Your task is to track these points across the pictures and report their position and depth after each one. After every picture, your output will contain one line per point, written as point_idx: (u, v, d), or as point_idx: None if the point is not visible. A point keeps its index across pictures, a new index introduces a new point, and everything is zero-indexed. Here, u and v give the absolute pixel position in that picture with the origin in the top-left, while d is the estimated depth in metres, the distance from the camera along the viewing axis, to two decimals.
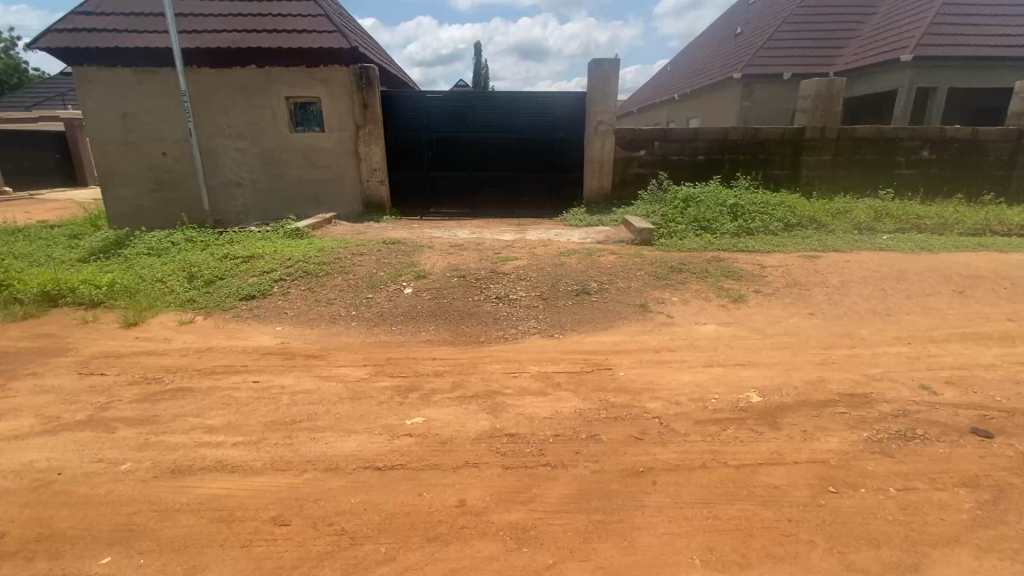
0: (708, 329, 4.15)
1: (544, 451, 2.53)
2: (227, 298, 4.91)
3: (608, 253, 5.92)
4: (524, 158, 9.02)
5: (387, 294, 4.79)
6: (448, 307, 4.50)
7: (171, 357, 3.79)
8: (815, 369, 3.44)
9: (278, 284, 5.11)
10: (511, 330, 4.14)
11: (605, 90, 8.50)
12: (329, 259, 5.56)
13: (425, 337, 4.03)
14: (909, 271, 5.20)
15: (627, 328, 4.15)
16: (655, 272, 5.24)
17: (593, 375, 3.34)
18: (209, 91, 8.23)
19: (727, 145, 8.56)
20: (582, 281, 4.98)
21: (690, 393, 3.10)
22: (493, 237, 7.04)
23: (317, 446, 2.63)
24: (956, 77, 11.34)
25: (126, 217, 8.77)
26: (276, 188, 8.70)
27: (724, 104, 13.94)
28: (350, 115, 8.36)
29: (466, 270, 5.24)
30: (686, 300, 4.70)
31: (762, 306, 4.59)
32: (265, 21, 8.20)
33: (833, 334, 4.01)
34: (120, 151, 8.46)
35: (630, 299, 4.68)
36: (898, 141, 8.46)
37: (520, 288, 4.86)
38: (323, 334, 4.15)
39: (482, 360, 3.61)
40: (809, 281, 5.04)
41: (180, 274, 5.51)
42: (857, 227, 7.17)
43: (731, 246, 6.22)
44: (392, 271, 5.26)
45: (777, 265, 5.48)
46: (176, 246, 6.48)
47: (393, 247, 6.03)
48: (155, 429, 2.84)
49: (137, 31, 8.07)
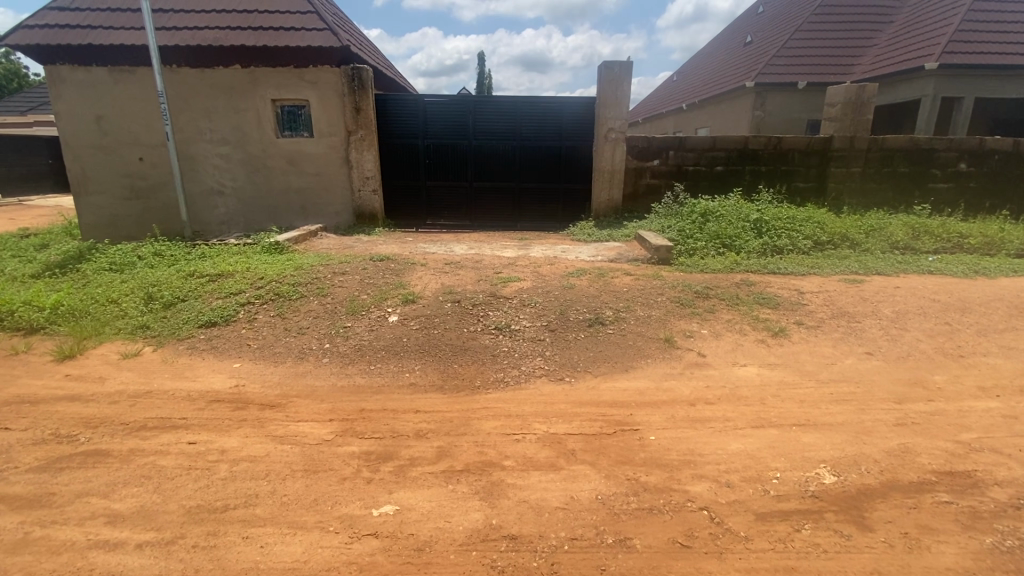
0: (749, 373, 3.46)
1: (556, 567, 1.84)
2: (184, 325, 4.25)
3: (623, 274, 5.26)
4: (528, 165, 8.37)
5: (368, 322, 4.11)
6: (439, 340, 3.79)
7: (97, 405, 3.11)
8: (891, 433, 2.75)
9: (245, 309, 4.44)
10: (513, 372, 3.44)
11: (617, 94, 7.87)
12: (307, 279, 4.88)
13: (407, 380, 3.34)
14: (972, 300, 4.50)
15: (651, 371, 3.45)
16: (678, 298, 4.57)
17: (615, 440, 2.64)
18: (189, 92, 7.64)
19: (747, 155, 7.92)
20: (594, 308, 4.29)
21: (743, 470, 2.41)
22: (493, 253, 6.37)
23: (247, 552, 1.94)
24: (984, 87, 10.73)
25: (99, 228, 8.15)
26: (261, 198, 8.07)
27: (737, 112, 13.35)
28: (342, 119, 7.74)
29: (462, 293, 4.54)
30: (718, 334, 4.00)
31: (809, 343, 3.89)
32: (251, 18, 7.61)
33: (903, 382, 3.32)
34: (94, 156, 7.85)
35: (653, 332, 3.99)
36: (933, 153, 7.81)
37: (523, 315, 4.18)
38: (287, 374, 3.46)
39: (476, 414, 2.92)
40: (858, 312, 4.35)
41: (137, 294, 4.86)
42: (895, 247, 6.48)
43: (762, 267, 5.55)
44: (376, 293, 4.59)
45: (816, 291, 4.81)
46: (141, 261, 5.81)
47: (381, 265, 5.37)
48: (43, 517, 2.18)
49: (112, 27, 7.49)
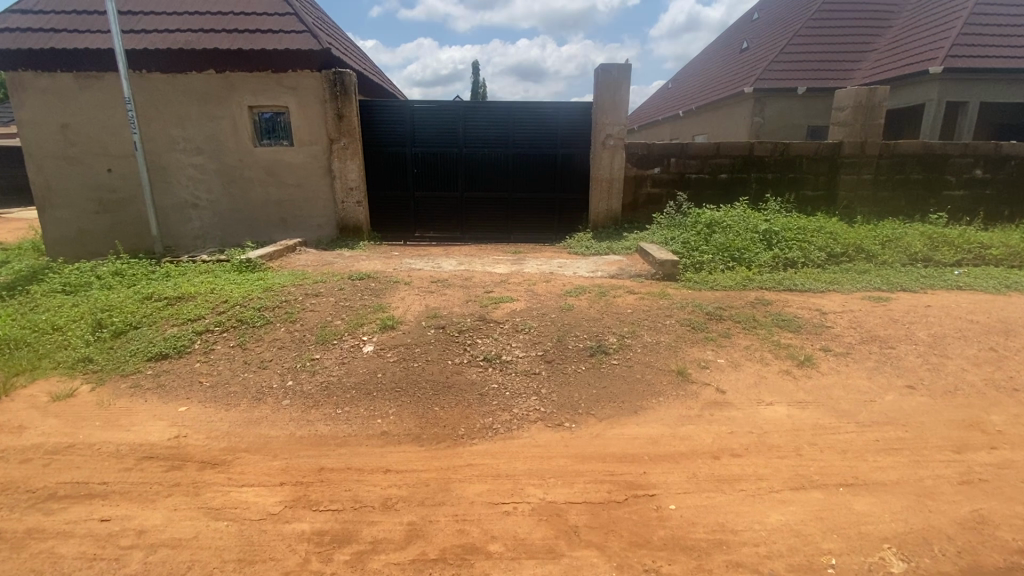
0: (778, 414, 2.96)
1: None
2: (132, 358, 3.75)
3: (626, 293, 4.79)
4: (522, 174, 7.93)
5: (340, 354, 3.61)
6: (417, 376, 3.28)
7: (4, 466, 2.59)
8: (958, 495, 2.28)
9: (202, 338, 3.94)
10: (503, 415, 2.93)
11: (614, 99, 7.46)
12: (275, 302, 4.39)
13: (378, 427, 2.83)
14: (1014, 320, 4.06)
15: (665, 414, 2.96)
16: (688, 320, 4.11)
17: (628, 511, 2.15)
18: (160, 98, 7.14)
19: (752, 162, 7.51)
20: (595, 334, 3.81)
21: (788, 555, 1.93)
22: (484, 269, 5.91)
23: None
24: (990, 91, 10.42)
25: (64, 243, 7.62)
26: (239, 211, 7.58)
27: (735, 119, 13.00)
28: (323, 127, 7.28)
29: (447, 317, 4.05)
30: (736, 364, 3.53)
31: (841, 375, 3.41)
32: (226, 21, 7.17)
33: (959, 425, 2.86)
34: (58, 168, 7.34)
35: (663, 362, 3.51)
36: (947, 158, 7.43)
37: (515, 343, 3.70)
38: (238, 421, 2.94)
39: (458, 474, 2.42)
40: (891, 336, 3.89)
41: (86, 320, 4.34)
42: (913, 259, 6.06)
43: (776, 282, 5.10)
44: (351, 318, 4.10)
45: (840, 311, 4.36)
46: (98, 282, 5.29)
47: (360, 285, 4.88)
48: None
49: (78, 30, 7.03)
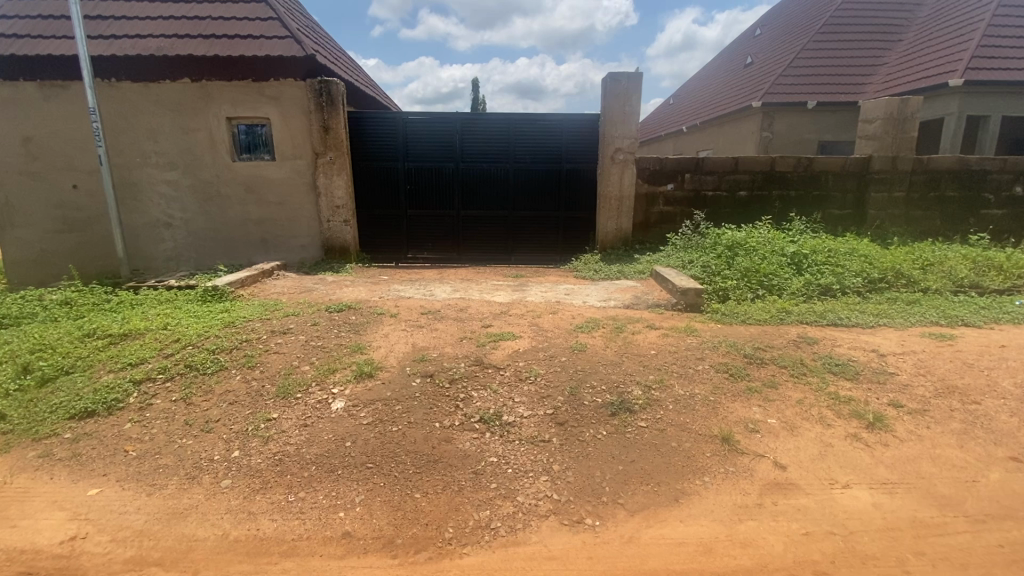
0: (861, 503, 2.29)
1: None
2: (50, 414, 3.06)
3: (647, 328, 4.14)
4: (523, 189, 7.33)
5: (303, 413, 2.93)
6: (396, 447, 2.59)
7: None
8: None
9: (142, 388, 3.26)
10: (504, 507, 2.25)
11: (623, 110, 6.89)
12: (235, 341, 3.72)
13: (339, 526, 2.15)
14: None
15: (715, 503, 2.28)
16: (726, 366, 3.43)
17: None
18: (129, 108, 6.55)
19: (773, 178, 6.92)
20: (615, 385, 3.13)
21: None
22: (483, 297, 5.26)
23: None
24: (1015, 105, 9.89)
25: (24, 266, 6.97)
26: (215, 230, 6.96)
27: (743, 134, 12.51)
28: (308, 140, 6.70)
29: (437, 362, 3.38)
30: (793, 427, 2.85)
31: (925, 442, 2.73)
32: (203, 25, 6.64)
33: None
34: (18, 184, 6.72)
35: (702, 425, 2.82)
36: (985, 175, 6.84)
37: (518, 398, 3.02)
38: (161, 514, 2.26)
39: None
40: (971, 388, 3.22)
41: (9, 361, 3.65)
42: (960, 284, 5.43)
43: (816, 315, 4.45)
44: (322, 363, 3.42)
45: (902, 353, 3.69)
46: (43, 313, 4.63)
47: (339, 318, 4.23)
48: None
49: (43, 36, 6.48)
